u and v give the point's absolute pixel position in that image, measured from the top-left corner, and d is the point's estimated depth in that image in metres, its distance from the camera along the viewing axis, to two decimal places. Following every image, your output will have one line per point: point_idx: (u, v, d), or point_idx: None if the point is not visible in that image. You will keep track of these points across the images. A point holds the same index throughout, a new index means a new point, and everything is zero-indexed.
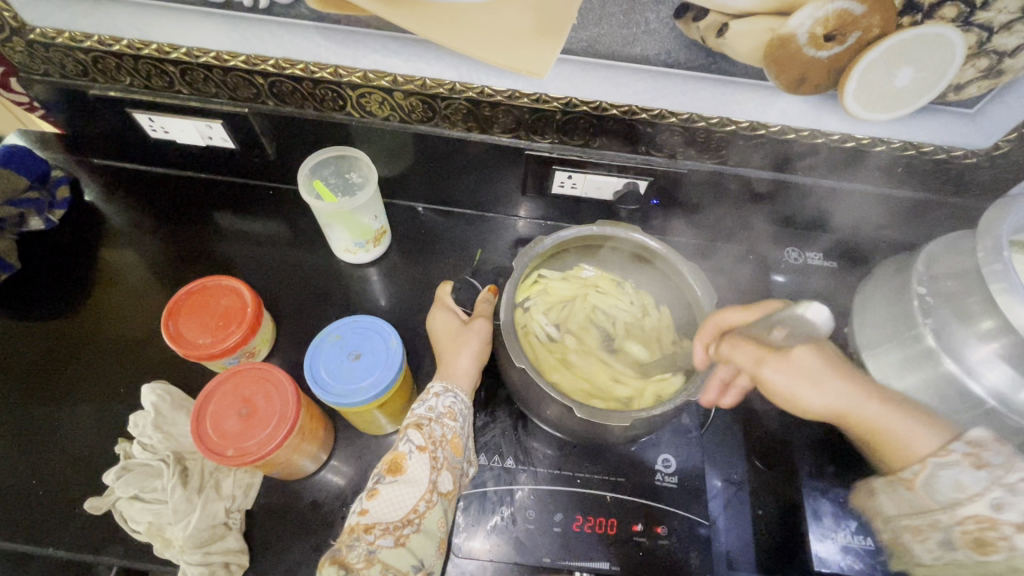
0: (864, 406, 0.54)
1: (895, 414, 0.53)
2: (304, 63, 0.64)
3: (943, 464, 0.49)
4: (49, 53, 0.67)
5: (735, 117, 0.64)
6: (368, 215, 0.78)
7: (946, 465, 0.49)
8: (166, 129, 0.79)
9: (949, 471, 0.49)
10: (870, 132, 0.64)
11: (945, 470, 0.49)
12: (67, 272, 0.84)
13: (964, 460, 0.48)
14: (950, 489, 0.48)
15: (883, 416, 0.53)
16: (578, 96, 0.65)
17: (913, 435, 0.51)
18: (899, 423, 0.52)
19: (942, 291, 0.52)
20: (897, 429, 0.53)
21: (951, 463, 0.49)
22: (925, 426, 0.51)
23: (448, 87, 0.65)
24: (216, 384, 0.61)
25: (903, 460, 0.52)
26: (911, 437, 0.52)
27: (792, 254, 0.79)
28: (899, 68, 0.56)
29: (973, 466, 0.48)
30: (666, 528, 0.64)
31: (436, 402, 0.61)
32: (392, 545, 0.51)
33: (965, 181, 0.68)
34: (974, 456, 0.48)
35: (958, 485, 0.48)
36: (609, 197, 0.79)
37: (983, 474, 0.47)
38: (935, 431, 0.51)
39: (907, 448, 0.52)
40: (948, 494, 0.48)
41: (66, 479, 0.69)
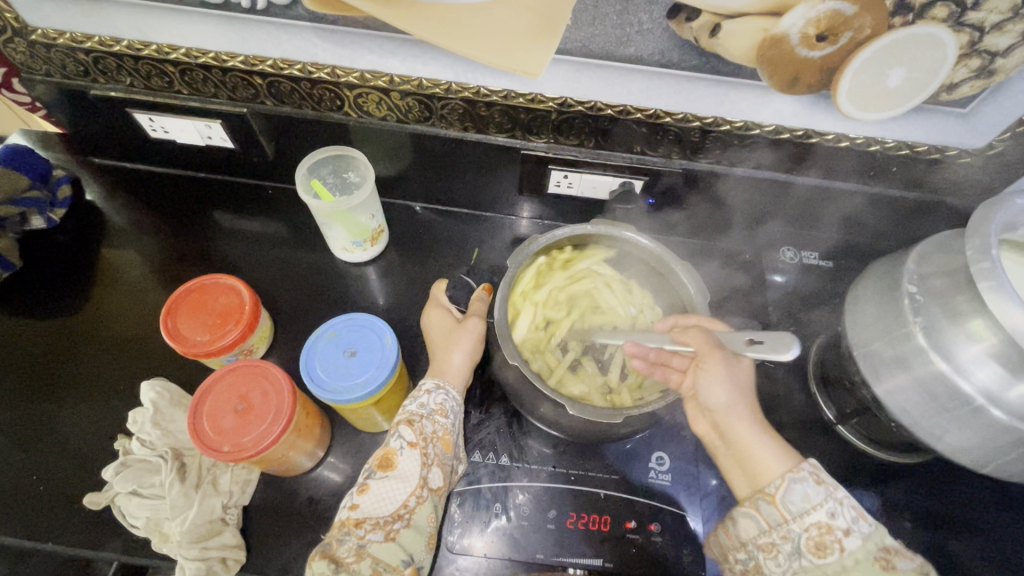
0: (741, 418, 0.56)
1: (759, 433, 0.54)
2: (302, 64, 0.65)
3: (795, 479, 0.50)
4: (50, 53, 0.68)
5: (729, 117, 0.65)
6: (365, 214, 0.79)
7: (798, 481, 0.50)
8: (166, 129, 0.80)
9: (802, 485, 0.50)
10: (863, 132, 0.64)
11: (800, 484, 0.50)
12: (68, 270, 0.85)
13: (810, 477, 0.50)
14: (800, 499, 0.50)
15: (746, 434, 0.54)
16: (573, 96, 0.65)
17: (768, 458, 0.53)
18: (764, 447, 0.54)
19: (933, 290, 0.53)
20: (753, 448, 0.54)
21: (800, 479, 0.50)
22: (779, 454, 0.53)
23: (444, 87, 0.66)
24: (212, 380, 0.62)
25: (760, 480, 0.52)
26: (768, 456, 0.53)
27: (788, 254, 0.81)
28: (891, 69, 0.56)
29: (817, 483, 0.50)
30: (660, 526, 0.64)
31: (428, 399, 0.61)
32: (381, 539, 0.51)
33: (959, 180, 0.69)
34: (817, 473, 0.51)
35: (806, 497, 0.49)
36: (605, 196, 0.80)
37: (822, 489, 0.50)
38: (783, 457, 0.52)
39: (759, 468, 0.53)
40: (800, 504, 0.49)
41: (65, 474, 0.70)
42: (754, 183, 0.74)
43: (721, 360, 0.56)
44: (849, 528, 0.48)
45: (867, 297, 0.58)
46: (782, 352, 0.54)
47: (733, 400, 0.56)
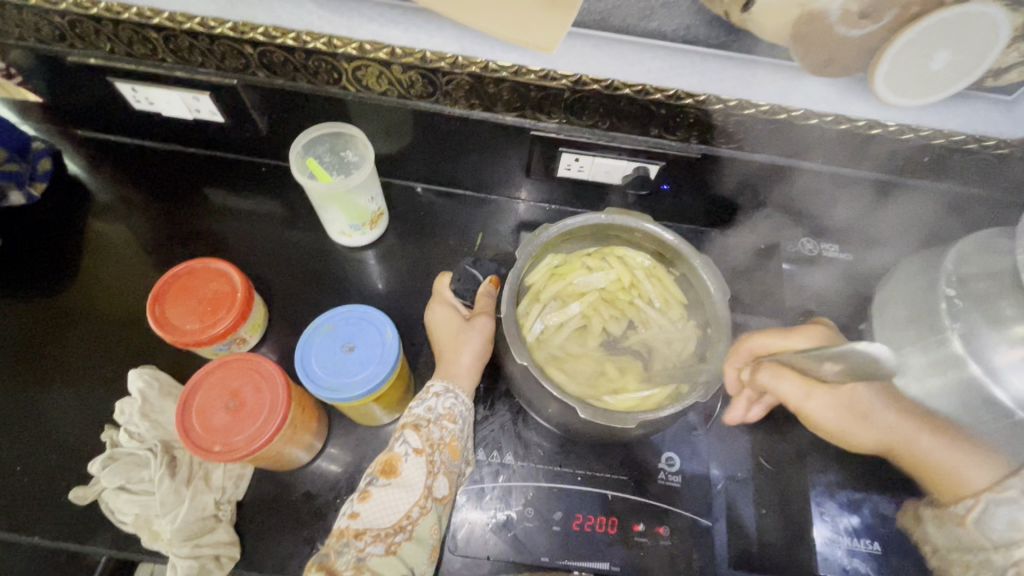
0: (919, 439, 0.55)
1: (950, 446, 0.53)
2: (296, 32, 0.59)
3: (993, 501, 0.50)
4: (22, 15, 0.62)
5: (755, 99, 0.59)
6: (365, 196, 0.75)
7: (999, 502, 0.50)
8: (151, 100, 0.74)
9: (1003, 509, 0.50)
10: (899, 119, 0.60)
11: (999, 507, 0.50)
12: (51, 250, 0.81)
13: (1019, 497, 0.49)
14: (1006, 527, 0.49)
15: (935, 450, 0.54)
16: (589, 74, 0.59)
17: (969, 464, 0.53)
18: (947, 456, 0.54)
19: (971, 293, 0.49)
20: (946, 464, 0.54)
21: (1005, 501, 0.50)
22: (979, 461, 0.52)
23: (450, 61, 0.60)
24: (203, 375, 0.59)
25: (955, 495, 0.53)
26: (966, 473, 0.53)
27: (807, 245, 0.77)
28: (936, 51, 0.51)
29: (1020, 505, 0.49)
30: (669, 529, 0.62)
31: (436, 403, 0.59)
32: (382, 553, 0.49)
33: (996, 172, 0.64)
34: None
35: (1016, 525, 0.49)
36: (618, 181, 0.75)
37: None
38: (988, 466, 0.52)
39: (959, 484, 0.53)
40: (1004, 533, 0.49)
41: (52, 465, 0.67)
42: (777, 171, 0.70)
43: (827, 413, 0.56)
44: None
45: (895, 296, 0.56)
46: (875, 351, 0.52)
47: (894, 424, 0.55)
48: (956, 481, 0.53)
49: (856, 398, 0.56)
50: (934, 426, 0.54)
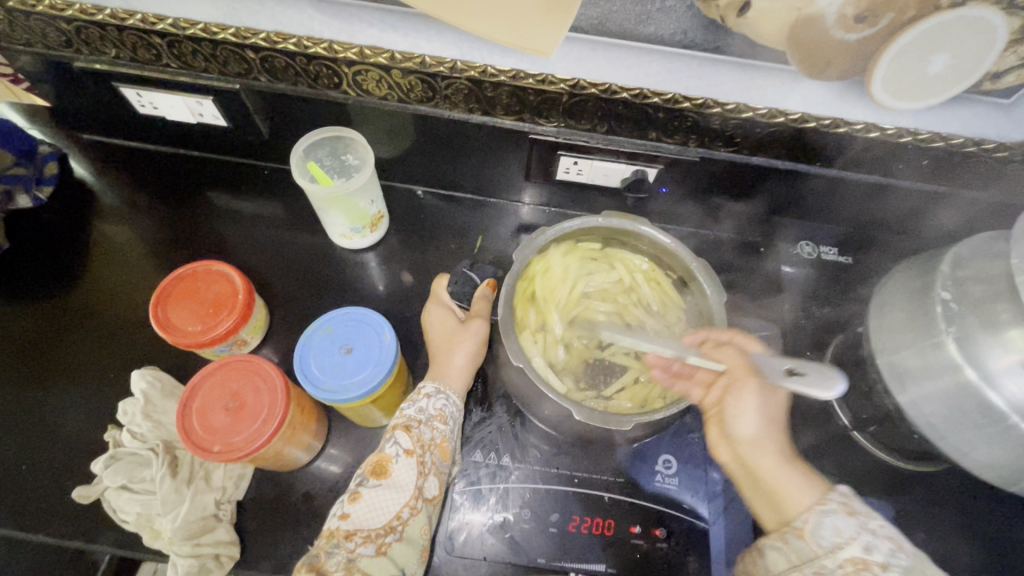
0: (773, 450, 0.54)
1: (783, 467, 0.53)
2: (296, 38, 0.60)
3: (824, 511, 0.48)
4: (29, 22, 0.63)
5: (753, 103, 0.60)
6: (365, 199, 0.75)
7: (825, 513, 0.48)
8: (155, 104, 0.75)
9: (832, 517, 0.48)
10: (896, 122, 0.60)
11: (828, 516, 0.48)
12: (57, 252, 0.82)
13: (841, 508, 0.48)
14: (830, 534, 0.47)
15: (769, 469, 0.53)
16: (586, 78, 0.60)
17: (794, 488, 0.51)
18: (782, 477, 0.52)
19: (968, 296, 0.49)
20: (780, 485, 0.52)
21: (829, 510, 0.48)
22: (806, 484, 0.51)
23: (448, 65, 0.60)
24: (203, 376, 0.60)
25: (786, 514, 0.51)
26: (789, 490, 0.51)
27: (806, 248, 0.78)
28: (933, 54, 0.51)
29: (846, 513, 0.48)
30: (665, 531, 0.62)
31: (427, 404, 0.59)
32: (372, 553, 0.49)
33: (995, 176, 0.64)
34: (847, 505, 0.49)
35: (836, 531, 0.47)
36: (616, 184, 0.76)
37: (854, 521, 0.47)
38: (812, 490, 0.51)
39: (786, 497, 0.51)
40: (831, 539, 0.47)
41: (56, 464, 0.68)
42: (775, 174, 0.70)
43: (755, 387, 0.55)
44: (887, 563, 0.45)
45: (894, 301, 0.55)
46: (829, 388, 0.50)
47: (761, 429, 0.55)
48: (786, 496, 0.51)
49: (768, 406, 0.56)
50: (795, 457, 0.55)
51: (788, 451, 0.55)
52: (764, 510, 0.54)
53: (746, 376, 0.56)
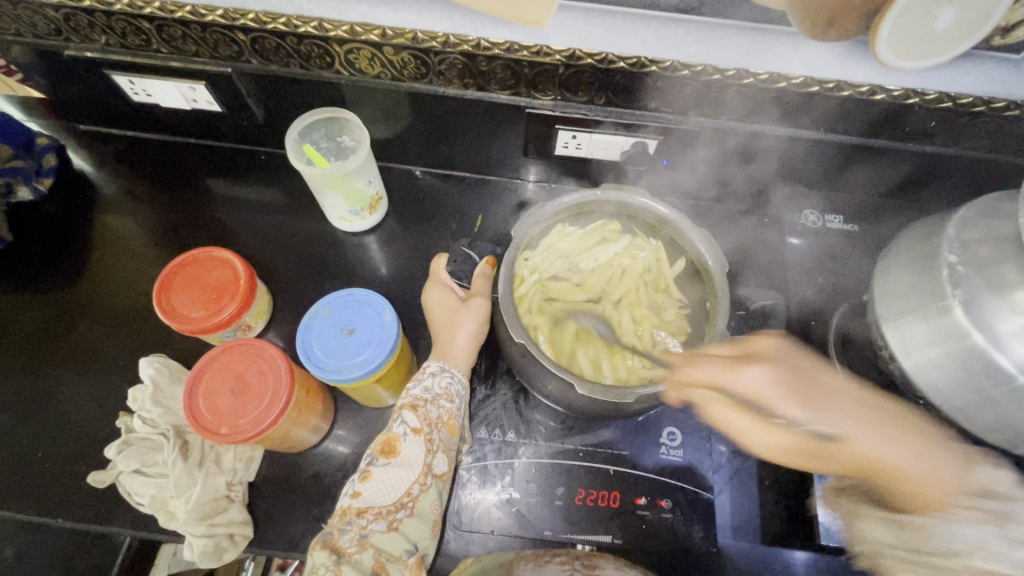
0: (864, 438, 0.49)
1: (894, 445, 0.48)
2: (286, 17, 0.59)
3: (953, 519, 0.45)
4: (17, 11, 0.62)
5: (753, 68, 0.57)
6: (362, 179, 0.75)
7: (962, 520, 0.44)
8: (148, 91, 0.75)
9: (964, 525, 0.44)
10: (902, 83, 0.58)
11: (957, 523, 0.44)
12: (60, 244, 0.82)
13: (972, 514, 0.44)
14: (963, 540, 0.43)
15: (885, 450, 0.49)
16: (582, 48, 0.58)
17: (938, 466, 0.47)
18: (901, 458, 0.48)
19: (974, 259, 0.48)
20: (915, 472, 0.47)
21: (960, 519, 0.44)
22: (955, 459, 0.48)
23: (441, 40, 0.59)
24: (207, 361, 0.60)
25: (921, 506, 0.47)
26: (929, 475, 0.47)
27: (810, 216, 0.75)
28: (940, 9, 0.49)
29: (997, 524, 0.44)
30: (670, 502, 0.63)
31: (432, 383, 0.60)
32: (384, 529, 0.50)
33: (1005, 134, 0.62)
34: (994, 513, 0.44)
35: (970, 540, 0.43)
36: (615, 157, 0.75)
37: (985, 528, 0.44)
38: (960, 467, 0.47)
39: (923, 488, 0.47)
40: (954, 544, 0.43)
41: (72, 450, 0.70)
42: (779, 140, 0.68)
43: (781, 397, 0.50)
44: None
45: (898, 267, 0.54)
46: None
47: (852, 426, 0.49)
48: (917, 491, 0.47)
49: (799, 385, 0.51)
50: (898, 422, 0.50)
51: (873, 412, 0.51)
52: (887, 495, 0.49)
53: (755, 366, 0.51)
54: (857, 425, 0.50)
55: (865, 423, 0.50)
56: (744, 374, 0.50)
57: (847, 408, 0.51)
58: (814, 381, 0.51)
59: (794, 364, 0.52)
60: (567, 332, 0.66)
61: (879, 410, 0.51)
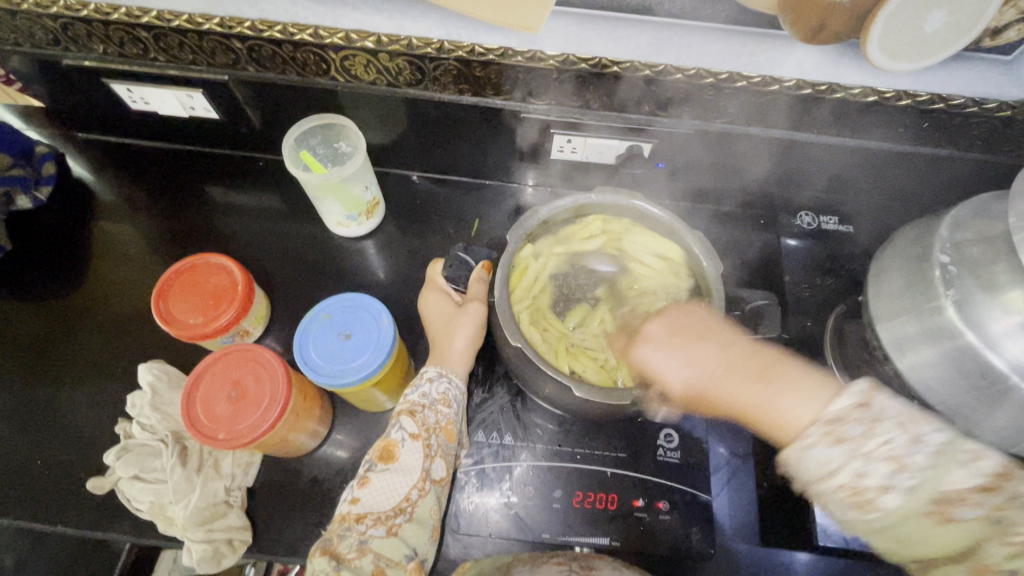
0: (729, 386, 0.53)
1: (759, 391, 0.51)
2: (281, 25, 0.60)
3: (805, 444, 0.45)
4: (16, 22, 0.63)
5: (747, 71, 0.58)
6: (359, 185, 0.75)
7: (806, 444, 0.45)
8: (146, 99, 0.75)
9: (815, 449, 0.44)
10: (893, 84, 0.58)
11: (810, 447, 0.44)
12: (59, 252, 0.83)
13: (823, 438, 0.44)
14: (815, 465, 0.44)
15: (748, 397, 0.52)
16: (575, 53, 0.59)
17: (792, 405, 0.48)
18: (767, 398, 0.50)
19: (966, 259, 0.49)
20: (767, 411, 0.50)
21: (807, 443, 0.45)
22: (805, 397, 0.48)
23: (436, 46, 0.60)
24: (205, 367, 0.60)
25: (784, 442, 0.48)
26: (786, 413, 0.48)
27: (805, 219, 0.76)
28: (930, 11, 0.49)
29: (833, 443, 0.44)
30: (668, 504, 0.63)
31: (430, 388, 0.60)
32: (384, 535, 0.50)
33: (998, 134, 0.63)
34: (834, 432, 0.44)
35: (823, 462, 0.44)
36: (611, 160, 0.75)
37: (844, 448, 0.43)
38: (811, 406, 0.47)
39: (778, 426, 0.49)
40: (817, 470, 0.44)
41: (71, 456, 0.70)
42: (773, 142, 0.68)
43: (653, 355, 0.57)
44: (886, 486, 0.42)
45: (892, 267, 0.54)
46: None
47: (700, 374, 0.55)
48: (775, 423, 0.49)
49: (675, 343, 0.57)
50: (763, 373, 0.53)
51: (752, 366, 0.54)
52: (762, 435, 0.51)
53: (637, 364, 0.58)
54: (708, 373, 0.55)
55: (728, 361, 0.55)
56: (646, 349, 0.58)
57: (715, 362, 0.55)
58: (686, 350, 0.56)
59: (692, 329, 0.58)
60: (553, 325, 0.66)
61: (748, 360, 0.54)
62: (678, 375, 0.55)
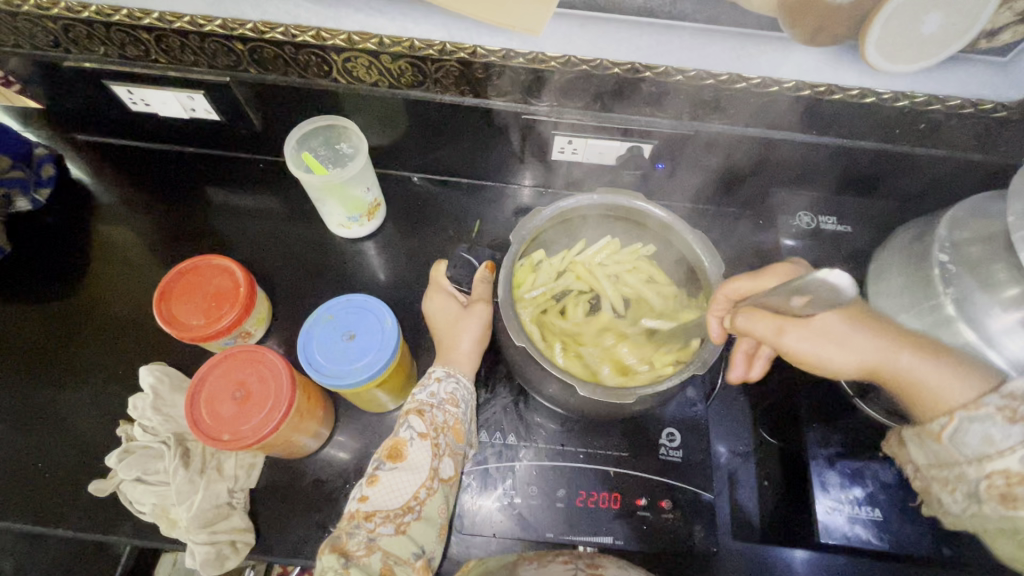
0: (900, 357, 0.48)
1: (931, 363, 0.47)
2: (283, 27, 0.60)
3: (974, 416, 0.42)
4: (16, 23, 0.62)
5: (746, 74, 0.59)
6: (360, 186, 0.75)
7: (977, 418, 0.42)
8: (146, 101, 0.75)
9: (982, 423, 0.42)
10: (890, 86, 0.59)
11: (981, 421, 0.42)
12: (58, 254, 0.83)
13: (998, 414, 0.41)
14: (978, 442, 0.42)
15: (916, 368, 0.47)
16: (577, 54, 0.59)
17: (949, 382, 0.45)
18: (932, 373, 0.46)
19: (964, 258, 0.49)
20: (928, 382, 0.46)
21: (981, 417, 0.42)
22: (964, 376, 0.45)
23: (438, 48, 0.60)
24: (209, 368, 0.60)
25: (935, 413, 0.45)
26: (943, 388, 0.45)
27: (804, 219, 0.74)
28: (927, 14, 0.50)
29: (1006, 419, 0.41)
30: (671, 502, 0.64)
31: (438, 388, 0.60)
32: (392, 533, 0.50)
33: (994, 136, 0.63)
34: (1010, 408, 0.41)
35: (983, 437, 0.42)
36: (611, 161, 0.75)
37: (1022, 428, 0.40)
38: (972, 384, 0.44)
39: (936, 401, 0.46)
40: (978, 448, 0.42)
41: (72, 459, 0.70)
42: (772, 143, 0.69)
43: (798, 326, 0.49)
44: None
45: (890, 266, 0.54)
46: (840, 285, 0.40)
47: (874, 352, 0.49)
48: (936, 399, 0.45)
49: (834, 329, 0.49)
50: (925, 347, 0.48)
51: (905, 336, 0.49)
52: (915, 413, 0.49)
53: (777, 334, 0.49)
54: (880, 343, 0.49)
55: (873, 326, 0.50)
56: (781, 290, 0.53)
57: (874, 327, 0.50)
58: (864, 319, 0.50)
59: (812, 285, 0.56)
60: (556, 333, 0.67)
61: (895, 331, 0.49)
62: (869, 351, 0.49)
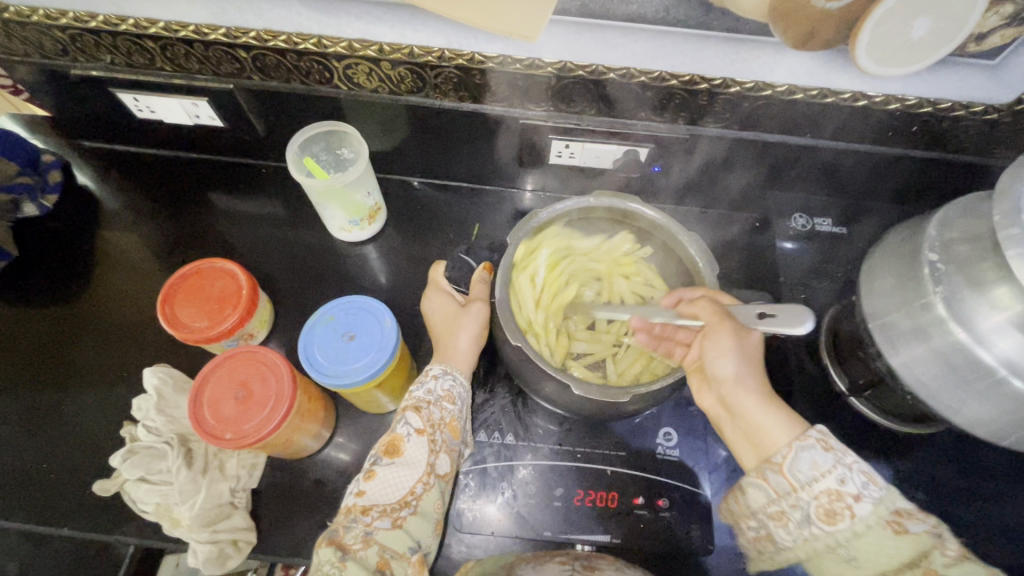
0: (749, 393, 0.55)
1: (766, 408, 0.54)
2: (287, 35, 0.61)
3: (803, 446, 0.50)
4: (26, 33, 0.64)
5: (738, 78, 0.60)
6: (361, 191, 0.76)
7: (803, 448, 0.50)
8: (152, 108, 0.77)
9: (807, 452, 0.49)
10: (881, 89, 0.60)
11: (806, 450, 0.50)
12: (64, 258, 0.84)
13: (818, 444, 0.50)
14: (808, 468, 0.49)
15: (751, 407, 0.54)
16: (572, 60, 0.61)
17: (774, 426, 0.53)
18: (764, 414, 0.54)
19: (954, 257, 0.50)
20: (758, 420, 0.54)
21: (807, 447, 0.50)
22: (786, 423, 0.53)
23: (437, 54, 0.62)
24: (212, 367, 0.61)
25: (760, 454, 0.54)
26: (771, 428, 0.53)
27: (799, 220, 0.79)
28: (915, 19, 0.51)
29: (823, 449, 0.50)
30: (668, 501, 0.64)
31: (435, 385, 0.61)
32: (389, 527, 0.51)
33: (986, 137, 0.64)
34: (825, 440, 0.50)
35: (813, 464, 0.49)
36: (608, 165, 0.76)
37: (831, 455, 0.49)
38: (791, 428, 0.52)
39: (760, 436, 0.53)
40: (807, 472, 0.49)
41: (77, 459, 0.71)
42: (766, 146, 0.70)
43: (729, 331, 0.55)
44: (861, 494, 0.47)
45: (883, 267, 0.55)
46: (798, 324, 0.54)
47: (737, 374, 0.55)
48: (763, 438, 0.53)
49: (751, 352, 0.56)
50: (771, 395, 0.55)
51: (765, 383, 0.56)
52: (746, 448, 0.55)
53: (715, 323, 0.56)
54: (747, 373, 0.56)
55: (756, 365, 0.56)
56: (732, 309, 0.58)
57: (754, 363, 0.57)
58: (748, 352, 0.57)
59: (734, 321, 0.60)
60: (550, 327, 0.66)
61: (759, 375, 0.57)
62: (731, 375, 0.55)
